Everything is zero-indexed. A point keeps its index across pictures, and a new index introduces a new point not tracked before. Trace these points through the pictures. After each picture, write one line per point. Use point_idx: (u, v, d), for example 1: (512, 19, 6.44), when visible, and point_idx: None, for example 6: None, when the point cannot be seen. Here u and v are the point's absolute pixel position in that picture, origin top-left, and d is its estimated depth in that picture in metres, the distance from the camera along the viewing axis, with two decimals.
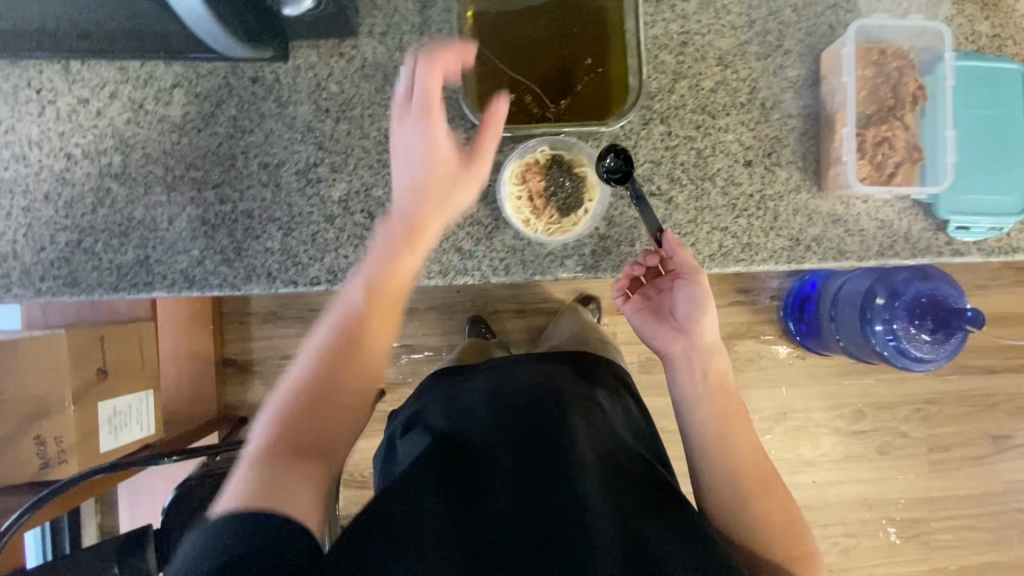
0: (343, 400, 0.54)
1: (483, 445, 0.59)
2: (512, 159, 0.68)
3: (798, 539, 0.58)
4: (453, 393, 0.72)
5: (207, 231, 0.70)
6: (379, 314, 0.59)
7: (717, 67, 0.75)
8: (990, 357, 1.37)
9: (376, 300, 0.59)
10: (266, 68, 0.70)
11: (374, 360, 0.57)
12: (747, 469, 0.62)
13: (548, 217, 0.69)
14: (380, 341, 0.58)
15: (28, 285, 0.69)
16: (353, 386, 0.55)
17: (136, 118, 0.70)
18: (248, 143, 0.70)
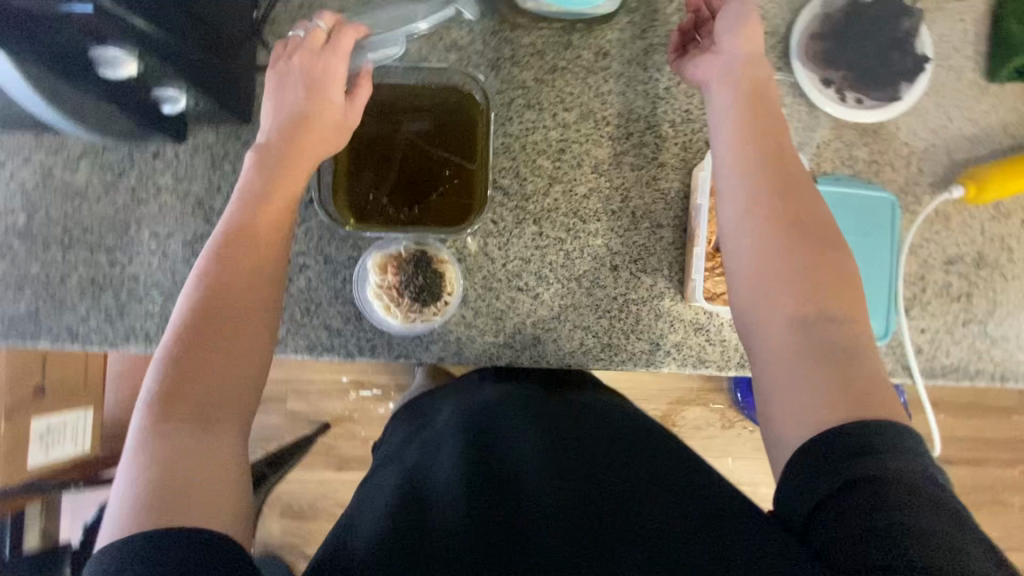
0: (228, 362, 0.54)
1: (444, 467, 0.59)
2: (375, 253, 0.74)
3: (846, 298, 0.56)
4: (431, 429, 0.72)
5: (94, 291, 0.75)
6: (244, 273, 0.58)
7: (591, 174, 0.79)
8: (932, 449, 1.35)
9: (241, 259, 0.58)
10: (167, 146, 0.76)
11: (252, 326, 0.56)
12: (790, 206, 0.59)
13: (406, 306, 0.73)
14: (257, 296, 0.58)
15: None
16: (238, 348, 0.55)
17: (44, 182, 0.76)
18: (142, 213, 0.76)
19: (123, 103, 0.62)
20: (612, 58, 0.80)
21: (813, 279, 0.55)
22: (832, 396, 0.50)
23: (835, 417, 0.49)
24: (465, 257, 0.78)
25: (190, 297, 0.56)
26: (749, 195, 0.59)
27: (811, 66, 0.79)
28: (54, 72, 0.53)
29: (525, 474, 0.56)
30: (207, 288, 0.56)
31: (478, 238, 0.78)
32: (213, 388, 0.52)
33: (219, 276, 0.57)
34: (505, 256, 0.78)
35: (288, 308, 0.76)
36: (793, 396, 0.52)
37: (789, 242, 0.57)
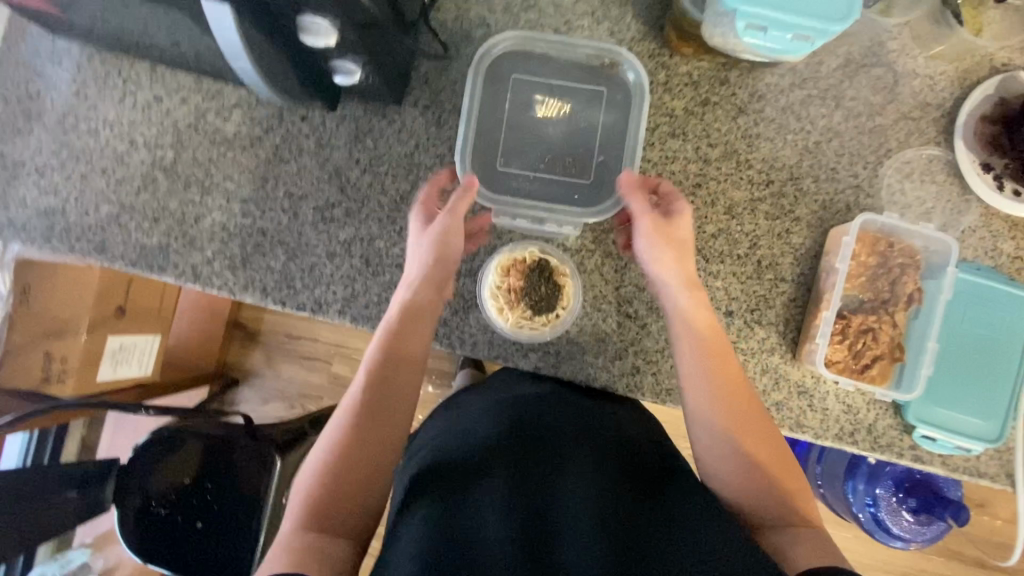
0: (356, 479, 0.58)
1: (487, 462, 0.60)
2: (502, 257, 0.76)
3: (780, 464, 0.61)
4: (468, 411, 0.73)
5: (224, 237, 0.78)
6: (387, 408, 0.62)
7: (724, 215, 0.78)
8: (955, 541, 1.34)
9: (382, 407, 0.62)
10: (317, 110, 0.78)
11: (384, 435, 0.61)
12: (733, 391, 0.64)
13: (520, 313, 0.74)
14: (389, 422, 0.62)
15: (66, 241, 0.79)
16: (368, 483, 0.59)
17: (196, 124, 0.79)
18: (282, 171, 0.78)
19: (296, 58, 0.63)
20: (766, 103, 0.78)
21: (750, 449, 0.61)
22: (803, 547, 0.53)
23: (807, 560, 0.52)
24: (581, 273, 0.78)
25: (339, 427, 0.61)
26: (712, 385, 0.64)
27: (972, 148, 0.77)
28: (254, 24, 0.54)
29: (569, 501, 0.55)
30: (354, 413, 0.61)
31: (597, 257, 0.78)
32: (349, 493, 0.57)
33: (361, 411, 0.61)
34: (622, 280, 0.78)
35: None
36: (778, 547, 0.55)
37: (732, 410, 0.63)
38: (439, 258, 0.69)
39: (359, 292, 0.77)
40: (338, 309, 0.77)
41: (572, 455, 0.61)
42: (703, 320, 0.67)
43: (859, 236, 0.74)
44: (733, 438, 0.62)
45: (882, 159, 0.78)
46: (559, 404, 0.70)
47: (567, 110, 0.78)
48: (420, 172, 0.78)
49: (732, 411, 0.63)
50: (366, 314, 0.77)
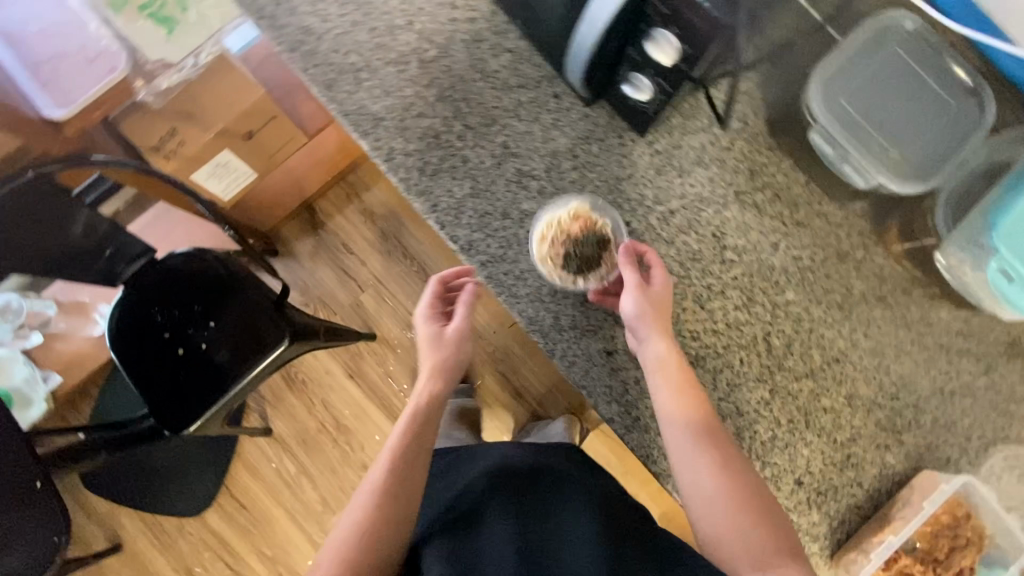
0: (411, 483, 0.76)
1: (481, 550, 0.71)
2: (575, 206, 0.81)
3: (755, 500, 0.68)
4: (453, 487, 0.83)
5: (432, 143, 0.82)
6: (418, 452, 0.78)
7: (844, 399, 0.80)
8: None
9: (421, 433, 0.80)
10: (570, 95, 0.83)
11: (411, 462, 0.77)
12: (700, 428, 0.70)
13: (563, 255, 0.79)
14: (431, 438, 0.81)
15: (303, 61, 0.82)
16: (409, 480, 0.76)
17: (469, 43, 0.84)
18: (510, 124, 0.83)
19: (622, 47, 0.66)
20: (931, 331, 0.82)
21: (726, 470, 0.69)
22: None
23: None
24: (696, 368, 0.79)
25: (375, 481, 0.75)
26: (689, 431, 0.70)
27: None
28: None
29: (568, 542, 0.70)
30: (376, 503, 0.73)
31: (718, 362, 0.79)
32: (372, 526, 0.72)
33: (403, 454, 0.77)
34: (728, 395, 0.79)
35: (542, 278, 0.80)
36: None
37: (707, 446, 0.70)
38: (439, 369, 0.86)
39: (506, 258, 0.80)
40: (482, 261, 0.80)
41: (577, 523, 0.73)
42: (666, 322, 0.75)
43: (951, 494, 0.76)
44: (702, 450, 0.70)
45: (1001, 439, 0.80)
46: (553, 469, 0.82)
47: (921, 90, 0.72)
48: (620, 199, 0.82)
49: (711, 442, 0.70)
50: (502, 281, 0.80)
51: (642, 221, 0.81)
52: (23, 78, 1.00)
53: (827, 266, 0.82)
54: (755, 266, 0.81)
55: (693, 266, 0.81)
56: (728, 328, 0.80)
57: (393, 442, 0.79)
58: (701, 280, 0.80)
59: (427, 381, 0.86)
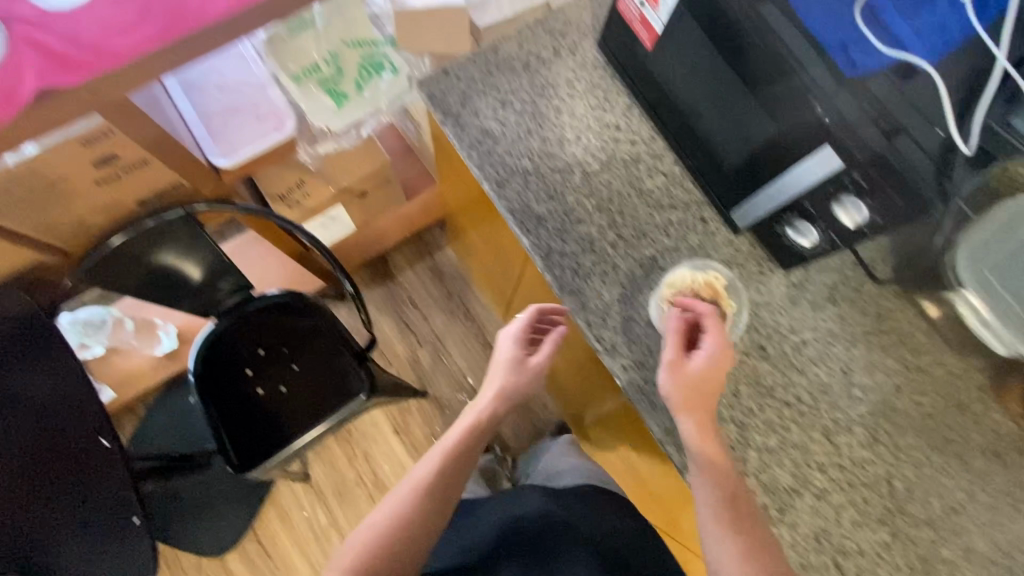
0: (448, 494, 0.88)
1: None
2: (710, 269, 0.86)
3: (766, 559, 0.72)
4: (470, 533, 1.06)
5: (587, 248, 0.88)
6: (467, 450, 0.91)
7: (961, 552, 0.81)
8: None
9: (473, 444, 0.92)
10: (717, 221, 0.89)
11: (456, 461, 0.90)
12: (722, 497, 0.74)
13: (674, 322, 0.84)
14: (479, 447, 0.94)
15: (480, 159, 0.90)
16: (452, 481, 0.89)
17: (628, 162, 0.92)
18: (660, 239, 0.89)
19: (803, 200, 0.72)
20: None
21: (738, 529, 0.73)
22: None
23: None
24: (820, 501, 0.81)
25: (426, 471, 0.88)
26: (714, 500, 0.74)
27: None
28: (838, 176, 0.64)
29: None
30: (425, 499, 0.86)
31: (842, 498, 0.81)
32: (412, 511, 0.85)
33: (456, 446, 0.91)
34: (849, 533, 0.80)
35: None
36: None
37: (733, 516, 0.73)
38: (506, 392, 0.95)
39: (648, 366, 0.83)
40: (624, 366, 0.83)
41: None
42: (703, 401, 0.76)
43: None
44: (716, 510, 0.73)
45: None
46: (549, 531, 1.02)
47: None
48: (757, 323, 0.86)
49: (731, 502, 0.74)
50: (642, 387, 0.83)
51: (777, 348, 0.86)
52: (195, 125, 1.08)
53: (947, 415, 0.86)
54: (880, 406, 0.85)
55: (822, 398, 0.84)
56: (853, 465, 0.82)
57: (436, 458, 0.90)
58: (829, 413, 0.84)
59: (492, 397, 0.95)
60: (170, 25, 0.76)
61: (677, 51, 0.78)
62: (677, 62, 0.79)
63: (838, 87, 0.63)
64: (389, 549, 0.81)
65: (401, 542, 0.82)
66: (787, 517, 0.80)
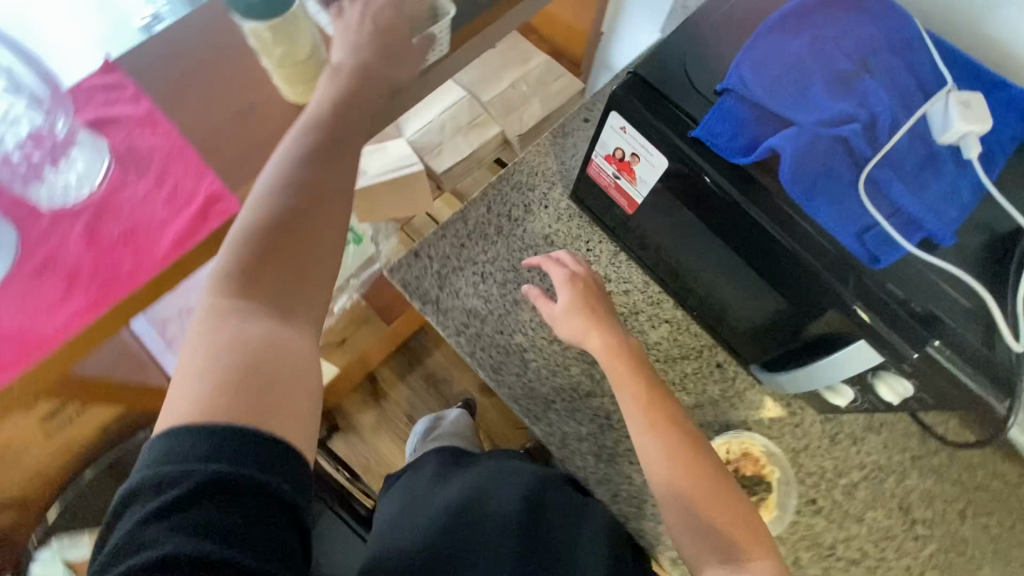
0: (308, 223, 0.59)
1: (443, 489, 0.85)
2: (741, 431, 0.80)
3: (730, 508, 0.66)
4: (463, 486, 0.81)
5: (606, 425, 0.80)
6: (342, 125, 0.64)
7: None
8: None
9: (340, 127, 0.63)
10: (734, 363, 0.83)
11: (329, 202, 0.61)
12: (656, 425, 0.69)
13: None
14: (354, 137, 0.64)
15: (471, 345, 0.83)
16: (319, 216, 0.59)
17: (627, 316, 0.86)
18: (679, 397, 0.82)
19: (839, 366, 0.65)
20: None
21: (698, 480, 0.66)
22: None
23: None
24: None
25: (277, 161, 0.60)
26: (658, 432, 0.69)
27: None
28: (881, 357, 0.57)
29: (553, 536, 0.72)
30: (285, 170, 0.59)
31: None
32: (298, 273, 0.58)
33: (321, 136, 0.62)
34: None
35: None
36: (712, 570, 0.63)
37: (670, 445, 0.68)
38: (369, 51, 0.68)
39: None
40: (672, 556, 0.76)
41: None
42: (651, 396, 0.71)
43: None
44: (692, 480, 0.66)
45: None
46: None
47: None
48: (801, 473, 0.79)
49: (705, 475, 0.66)
50: None
51: (827, 496, 0.79)
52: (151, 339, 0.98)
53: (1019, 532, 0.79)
54: (948, 538, 0.78)
55: (886, 545, 0.77)
56: None
57: (303, 164, 0.60)
58: (897, 560, 0.77)
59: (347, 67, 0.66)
60: (100, 295, 0.67)
61: (661, 216, 0.71)
62: (664, 224, 0.73)
63: (855, 277, 0.56)
64: (261, 282, 0.56)
65: (285, 257, 0.57)
66: None
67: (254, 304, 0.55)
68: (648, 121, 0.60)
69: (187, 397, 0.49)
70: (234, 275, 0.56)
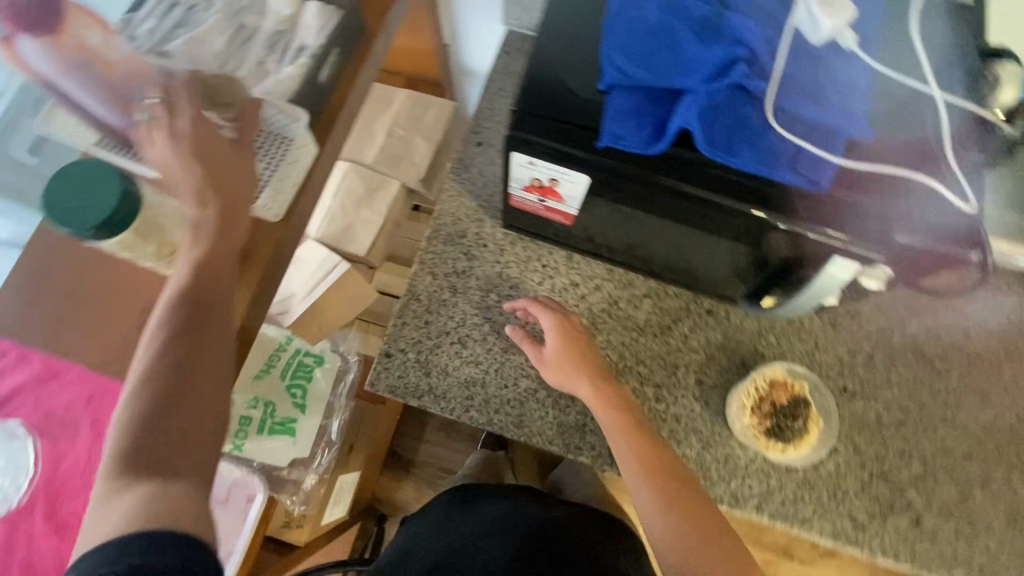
0: (201, 382, 0.58)
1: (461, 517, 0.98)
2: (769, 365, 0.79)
3: (709, 528, 0.71)
4: (465, 524, 0.94)
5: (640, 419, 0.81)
6: (219, 262, 0.62)
7: None
8: None
9: (213, 267, 0.61)
10: (722, 304, 0.84)
11: (216, 342, 0.60)
12: (648, 463, 0.73)
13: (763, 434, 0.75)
14: (229, 277, 0.62)
15: (484, 411, 0.81)
16: (205, 363, 0.59)
17: (609, 309, 0.86)
18: (691, 359, 0.83)
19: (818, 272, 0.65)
20: None
21: (676, 503, 0.72)
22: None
23: None
24: (990, 488, 0.78)
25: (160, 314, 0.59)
26: (646, 468, 0.72)
27: None
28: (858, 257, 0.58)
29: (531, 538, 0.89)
30: (167, 329, 0.59)
31: (1005, 468, 0.79)
32: (177, 411, 0.57)
33: (196, 277, 0.60)
34: None
35: (816, 488, 0.77)
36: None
37: (655, 480, 0.72)
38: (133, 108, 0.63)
39: (774, 489, 0.77)
40: (756, 505, 0.77)
41: None
42: (637, 428, 0.74)
43: None
44: (673, 504, 0.72)
45: None
46: None
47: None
48: (822, 370, 0.83)
49: (684, 495, 0.72)
50: (784, 512, 0.77)
51: (853, 378, 0.82)
52: None
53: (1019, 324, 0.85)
54: (967, 361, 0.83)
55: (920, 393, 0.82)
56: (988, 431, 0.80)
57: (176, 314, 0.58)
58: (935, 402, 0.82)
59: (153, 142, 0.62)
60: None
61: (606, 214, 0.70)
62: (611, 219, 0.72)
63: (801, 205, 0.56)
64: (155, 435, 0.56)
65: (184, 410, 0.58)
66: (980, 525, 0.77)
67: (148, 456, 0.55)
68: (551, 148, 0.58)
69: (99, 532, 0.52)
70: (129, 414, 0.56)
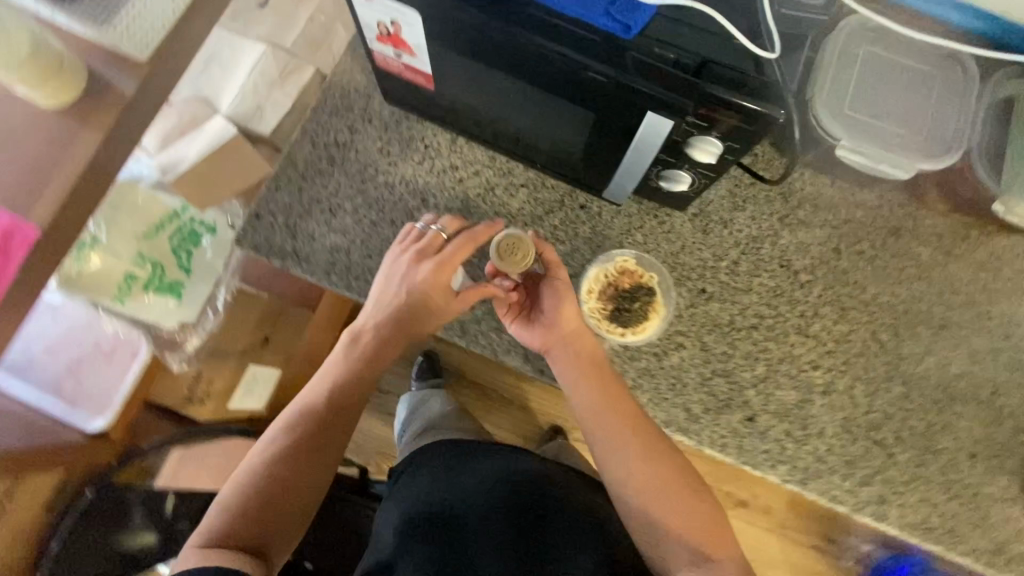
0: None
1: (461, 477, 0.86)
2: (618, 253, 0.83)
3: (680, 485, 0.72)
4: (448, 481, 0.85)
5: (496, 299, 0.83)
6: None
7: (966, 359, 0.82)
8: None
9: None
10: (594, 200, 0.85)
11: None
12: (624, 421, 0.73)
13: (602, 312, 0.81)
14: None
15: (344, 277, 0.83)
16: None
17: (483, 195, 0.86)
18: (556, 249, 0.84)
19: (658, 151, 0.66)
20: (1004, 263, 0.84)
21: (666, 478, 0.71)
22: None
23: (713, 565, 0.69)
24: (829, 395, 0.80)
25: None
26: (611, 416, 0.73)
27: None
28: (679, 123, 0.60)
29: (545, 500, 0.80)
30: None
31: (848, 379, 0.80)
32: None
33: None
34: (870, 406, 0.80)
35: (655, 378, 0.80)
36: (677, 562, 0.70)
37: (626, 430, 0.72)
38: None
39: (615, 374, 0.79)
40: None
41: None
42: (606, 377, 0.74)
43: None
44: (644, 458, 0.72)
45: None
46: None
47: (892, 88, 0.77)
48: (684, 271, 0.83)
49: (652, 453, 0.72)
50: None
51: (715, 281, 0.83)
52: (50, 404, 1.03)
53: (888, 246, 0.85)
54: (831, 277, 0.84)
55: (779, 303, 0.82)
56: (839, 344, 0.81)
57: None
58: (792, 311, 0.82)
59: None
60: None
61: (472, 75, 0.68)
62: (482, 79, 0.68)
63: (627, 54, 0.56)
64: None
65: None
66: (813, 430, 0.79)
67: None
68: None
69: None
70: None
